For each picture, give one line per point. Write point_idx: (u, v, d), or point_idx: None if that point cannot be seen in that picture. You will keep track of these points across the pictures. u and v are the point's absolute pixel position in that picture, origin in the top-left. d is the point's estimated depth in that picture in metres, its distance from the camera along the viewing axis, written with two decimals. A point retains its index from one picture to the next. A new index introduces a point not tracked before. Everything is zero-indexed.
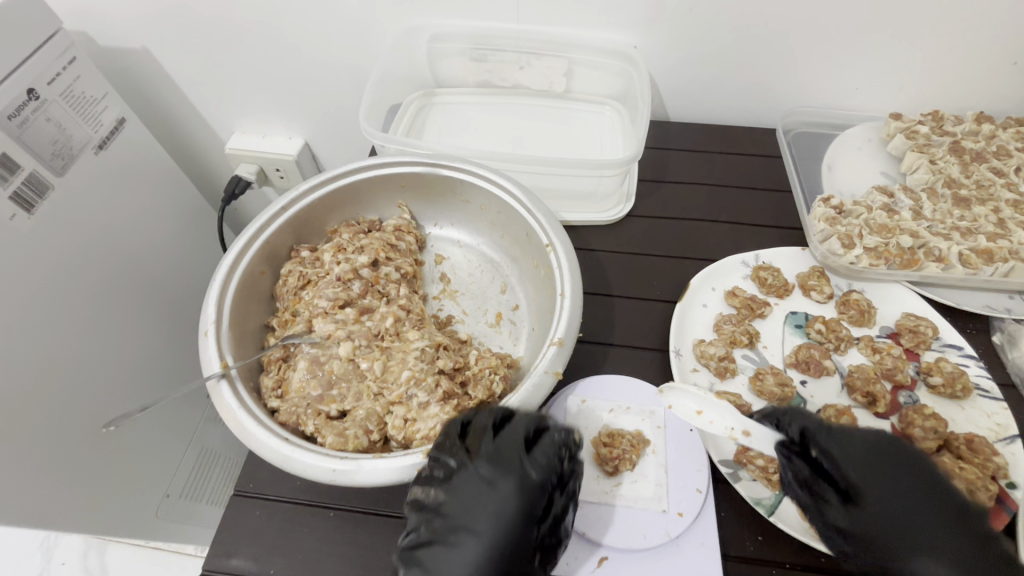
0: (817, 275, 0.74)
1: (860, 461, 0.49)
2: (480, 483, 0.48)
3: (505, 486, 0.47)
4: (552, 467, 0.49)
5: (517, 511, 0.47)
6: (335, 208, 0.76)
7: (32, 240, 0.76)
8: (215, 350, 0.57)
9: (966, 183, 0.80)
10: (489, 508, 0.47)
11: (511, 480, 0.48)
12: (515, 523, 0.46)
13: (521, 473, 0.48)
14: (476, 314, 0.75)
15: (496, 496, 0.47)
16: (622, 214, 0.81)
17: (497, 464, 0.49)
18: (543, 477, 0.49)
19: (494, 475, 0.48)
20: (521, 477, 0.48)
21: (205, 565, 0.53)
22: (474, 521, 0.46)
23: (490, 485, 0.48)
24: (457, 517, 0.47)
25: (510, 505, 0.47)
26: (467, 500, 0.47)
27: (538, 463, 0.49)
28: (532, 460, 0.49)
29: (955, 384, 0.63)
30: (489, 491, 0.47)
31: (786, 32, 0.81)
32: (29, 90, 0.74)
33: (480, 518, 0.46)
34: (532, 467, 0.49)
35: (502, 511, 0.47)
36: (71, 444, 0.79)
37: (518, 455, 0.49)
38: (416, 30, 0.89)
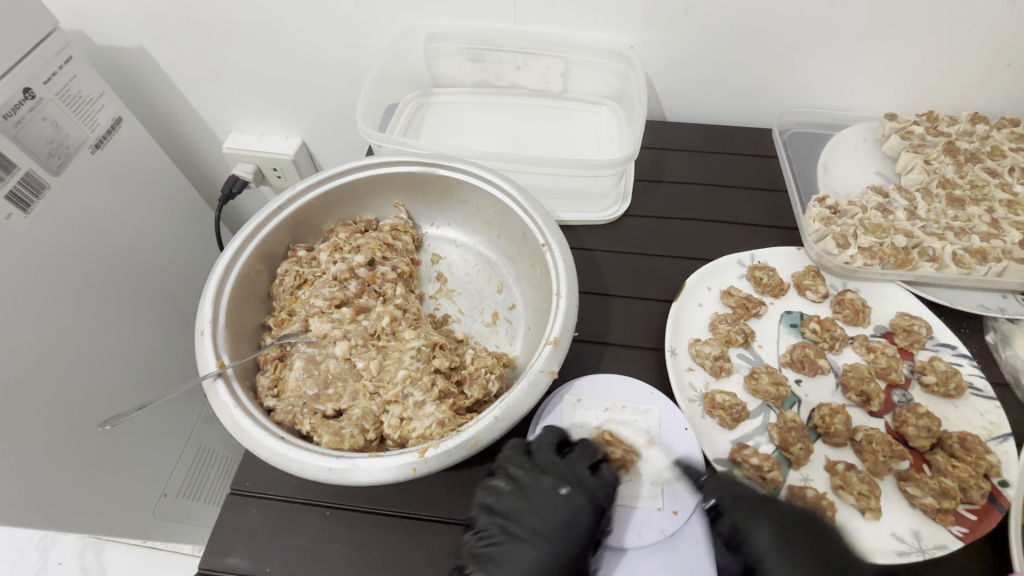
0: (812, 274, 0.74)
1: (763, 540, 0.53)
2: (557, 497, 0.55)
3: (578, 501, 0.55)
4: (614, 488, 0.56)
5: (588, 526, 0.54)
6: (332, 207, 0.76)
7: (28, 239, 0.76)
8: (211, 349, 0.58)
9: (960, 184, 0.81)
10: (563, 518, 0.54)
11: (583, 496, 0.55)
12: (585, 534, 0.53)
13: (592, 492, 0.55)
14: (472, 313, 0.75)
15: (571, 511, 0.54)
16: (618, 213, 0.82)
17: (573, 482, 0.56)
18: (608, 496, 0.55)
19: (570, 492, 0.55)
20: (590, 495, 0.55)
21: (202, 564, 0.53)
22: (550, 528, 0.54)
23: (563, 498, 0.55)
24: (535, 526, 0.54)
25: (583, 519, 0.54)
26: (546, 511, 0.55)
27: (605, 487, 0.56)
28: (600, 482, 0.56)
29: (948, 383, 0.63)
30: (563, 504, 0.55)
31: (781, 33, 0.81)
32: (25, 89, 0.74)
33: (557, 528, 0.54)
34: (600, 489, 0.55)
35: (577, 523, 0.54)
36: (69, 445, 0.79)
37: (587, 477, 0.56)
38: (413, 30, 0.89)
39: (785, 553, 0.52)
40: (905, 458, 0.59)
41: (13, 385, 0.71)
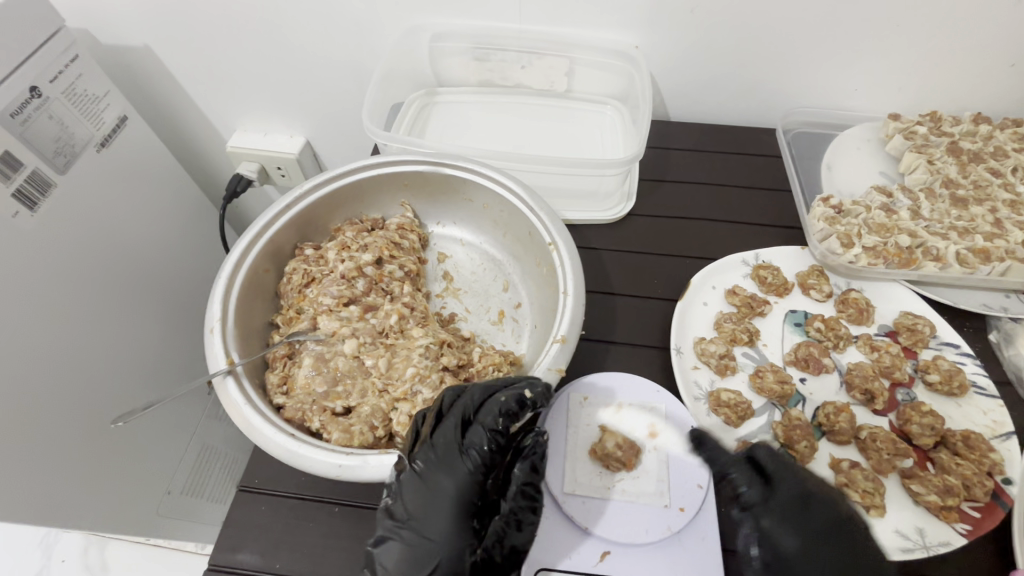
0: (817, 273, 0.74)
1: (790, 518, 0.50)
2: (421, 484, 0.49)
3: (442, 478, 0.50)
4: (485, 446, 0.52)
5: (458, 500, 0.49)
6: (339, 206, 0.76)
7: (34, 237, 0.76)
8: (221, 346, 0.58)
9: (963, 183, 0.81)
10: (431, 500, 0.49)
11: (445, 473, 0.50)
12: (455, 508, 0.49)
13: (456, 464, 0.51)
14: (478, 312, 0.75)
15: (434, 491, 0.49)
16: (623, 213, 0.82)
17: (433, 460, 0.50)
18: (474, 464, 0.51)
19: (428, 470, 0.50)
20: (455, 467, 0.51)
21: (212, 560, 0.54)
22: (422, 513, 0.48)
23: (428, 478, 0.50)
24: (407, 516, 0.48)
25: (450, 496, 0.49)
26: (417, 500, 0.49)
27: (471, 452, 0.52)
28: (467, 449, 0.52)
29: (952, 381, 0.64)
30: (428, 484, 0.49)
31: (785, 34, 0.81)
32: (31, 87, 0.74)
33: (429, 513, 0.48)
34: (466, 454, 0.51)
35: (446, 504, 0.49)
36: (75, 442, 0.79)
37: (451, 453, 0.51)
38: (419, 30, 0.90)
39: (808, 526, 0.50)
40: (910, 456, 0.60)
41: (17, 380, 0.71)
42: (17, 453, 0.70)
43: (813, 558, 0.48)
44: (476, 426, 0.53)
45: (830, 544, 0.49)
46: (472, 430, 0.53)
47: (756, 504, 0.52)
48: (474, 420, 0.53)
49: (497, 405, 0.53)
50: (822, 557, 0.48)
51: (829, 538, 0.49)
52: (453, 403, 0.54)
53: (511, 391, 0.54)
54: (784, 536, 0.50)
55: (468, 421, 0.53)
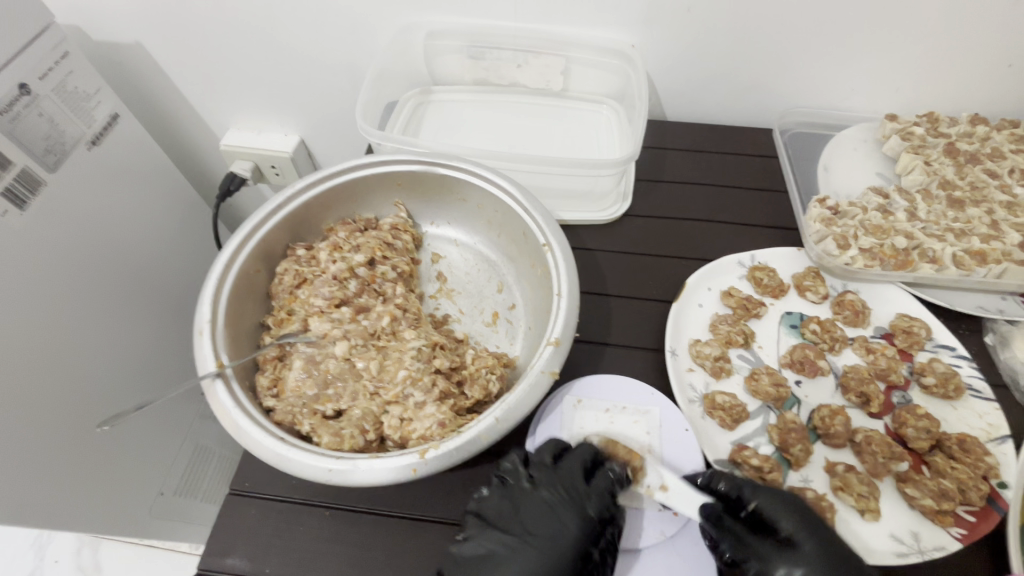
0: (812, 275, 0.74)
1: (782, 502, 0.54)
2: (543, 503, 0.54)
3: (565, 512, 0.54)
4: (604, 499, 0.54)
5: (570, 538, 0.52)
6: (331, 206, 0.75)
7: (24, 236, 0.75)
8: (210, 349, 0.57)
9: (960, 185, 0.81)
10: (550, 530, 0.53)
11: (570, 507, 0.54)
12: (572, 544, 0.52)
13: (582, 500, 0.54)
14: (472, 313, 0.75)
15: (557, 522, 0.53)
16: (618, 213, 0.81)
17: (559, 487, 0.54)
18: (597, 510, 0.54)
19: (557, 502, 0.54)
20: (579, 505, 0.54)
21: (201, 564, 0.53)
22: (536, 539, 0.52)
23: (553, 509, 0.54)
24: (518, 526, 0.53)
25: (569, 531, 0.52)
26: (529, 518, 0.54)
27: (595, 499, 0.54)
28: (590, 491, 0.55)
29: (948, 384, 0.64)
30: (553, 515, 0.54)
31: (783, 33, 0.81)
32: (20, 84, 0.73)
33: (540, 540, 0.52)
34: (590, 500, 0.54)
35: (560, 533, 0.53)
36: (68, 445, 0.79)
37: (576, 485, 0.55)
38: (413, 27, 0.89)
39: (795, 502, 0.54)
40: (905, 459, 0.59)
41: (10, 380, 0.71)
42: (14, 452, 0.70)
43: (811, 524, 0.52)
44: (604, 477, 0.56)
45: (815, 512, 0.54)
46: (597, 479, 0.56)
47: (747, 487, 0.55)
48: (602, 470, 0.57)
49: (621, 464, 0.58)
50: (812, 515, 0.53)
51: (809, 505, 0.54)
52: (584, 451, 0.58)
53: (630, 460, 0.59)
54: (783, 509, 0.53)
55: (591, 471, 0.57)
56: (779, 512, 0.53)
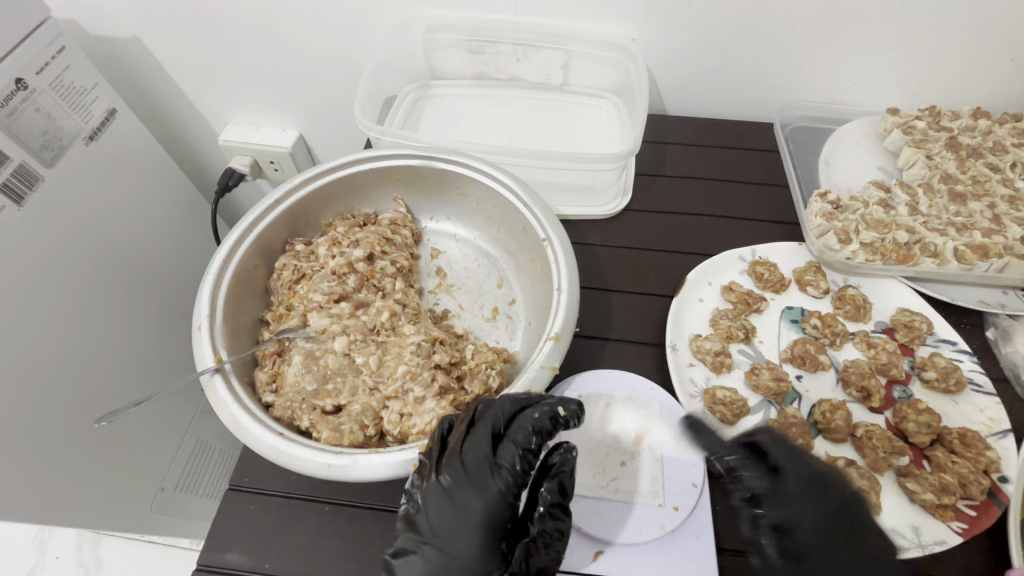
0: (814, 269, 0.74)
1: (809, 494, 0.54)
2: (449, 497, 0.49)
3: (468, 498, 0.49)
4: (514, 468, 0.50)
5: (487, 520, 0.48)
6: (330, 201, 0.75)
7: (21, 231, 0.75)
8: (208, 344, 0.57)
9: (961, 179, 0.81)
10: (456, 522, 0.48)
11: (472, 492, 0.49)
12: (484, 532, 0.48)
13: (486, 481, 0.50)
14: (472, 308, 0.74)
15: (462, 510, 0.48)
16: (619, 208, 0.81)
17: (461, 474, 0.49)
18: (503, 483, 0.50)
19: (457, 488, 0.49)
20: (483, 487, 0.49)
21: (200, 560, 0.53)
22: (449, 534, 0.48)
23: (454, 499, 0.49)
24: (434, 530, 0.48)
25: (479, 515, 0.48)
26: (441, 516, 0.48)
27: (502, 471, 0.50)
28: (497, 467, 0.50)
29: (948, 379, 0.64)
30: (454, 504, 0.49)
31: (784, 27, 0.80)
32: (17, 79, 0.73)
33: (453, 533, 0.48)
34: (496, 474, 0.50)
35: (474, 523, 0.48)
36: (68, 442, 0.78)
37: (479, 467, 0.50)
38: (412, 22, 0.88)
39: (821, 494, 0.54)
40: (905, 453, 0.59)
41: (10, 376, 0.70)
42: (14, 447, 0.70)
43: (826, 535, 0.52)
44: (507, 444, 0.51)
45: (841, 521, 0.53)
46: (503, 447, 0.51)
47: (771, 489, 0.55)
48: (506, 437, 0.51)
49: (530, 422, 0.51)
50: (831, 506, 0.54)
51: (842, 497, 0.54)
52: (483, 416, 0.52)
53: (543, 407, 0.51)
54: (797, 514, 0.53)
55: (498, 438, 0.51)
56: (798, 504, 0.54)
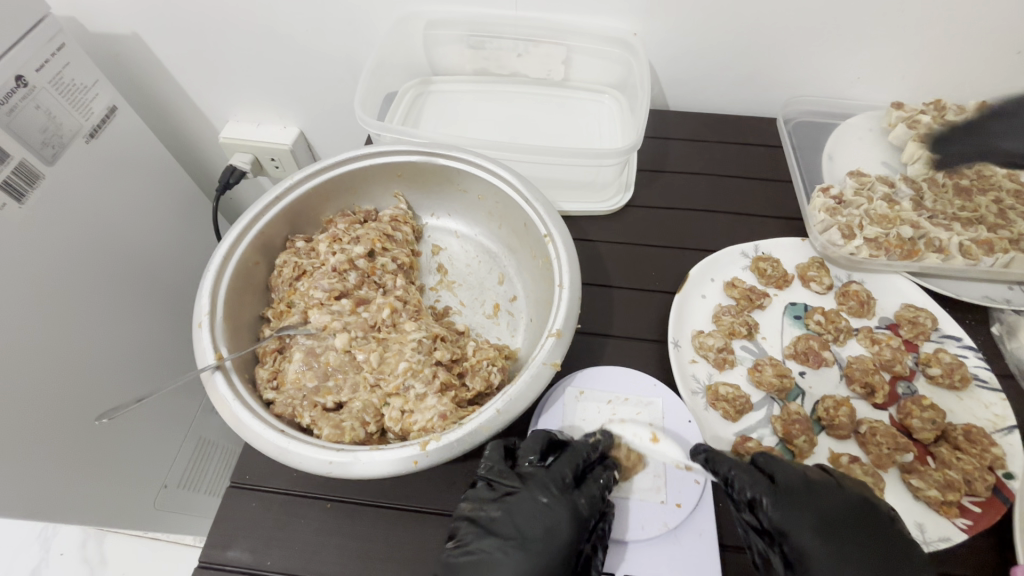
0: (817, 265, 0.73)
1: (806, 519, 0.50)
2: (538, 505, 0.52)
3: (561, 512, 0.51)
4: (596, 496, 0.52)
5: (570, 538, 0.50)
6: (330, 198, 0.75)
7: (21, 229, 0.74)
8: (209, 341, 0.57)
9: (966, 174, 0.80)
10: (541, 531, 0.50)
11: (565, 508, 0.51)
12: (566, 546, 0.50)
13: (575, 500, 0.52)
14: (473, 305, 0.74)
15: (549, 522, 0.51)
16: (620, 204, 0.81)
17: (554, 489, 0.52)
18: (592, 506, 0.52)
19: (551, 501, 0.52)
20: (573, 506, 0.51)
21: (202, 557, 0.53)
22: (528, 541, 0.50)
23: (546, 509, 0.51)
24: (515, 534, 0.50)
25: (567, 530, 0.50)
26: (528, 523, 0.51)
27: (588, 495, 0.52)
28: (583, 492, 0.53)
29: (953, 375, 0.63)
30: (544, 515, 0.51)
31: (787, 21, 0.80)
32: (16, 77, 0.73)
33: (538, 540, 0.50)
34: (585, 499, 0.52)
35: (559, 538, 0.50)
36: (70, 439, 0.78)
37: (569, 484, 0.53)
38: (412, 18, 0.88)
39: (826, 516, 0.50)
40: (911, 450, 0.58)
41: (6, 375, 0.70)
42: (17, 445, 0.70)
43: (833, 542, 0.49)
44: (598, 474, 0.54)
45: (848, 526, 0.49)
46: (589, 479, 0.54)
47: (761, 494, 0.52)
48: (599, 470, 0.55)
49: (609, 471, 0.55)
50: (837, 528, 0.49)
51: (846, 518, 0.50)
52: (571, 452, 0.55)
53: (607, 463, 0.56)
54: (796, 523, 0.50)
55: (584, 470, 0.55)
56: (795, 523, 0.50)
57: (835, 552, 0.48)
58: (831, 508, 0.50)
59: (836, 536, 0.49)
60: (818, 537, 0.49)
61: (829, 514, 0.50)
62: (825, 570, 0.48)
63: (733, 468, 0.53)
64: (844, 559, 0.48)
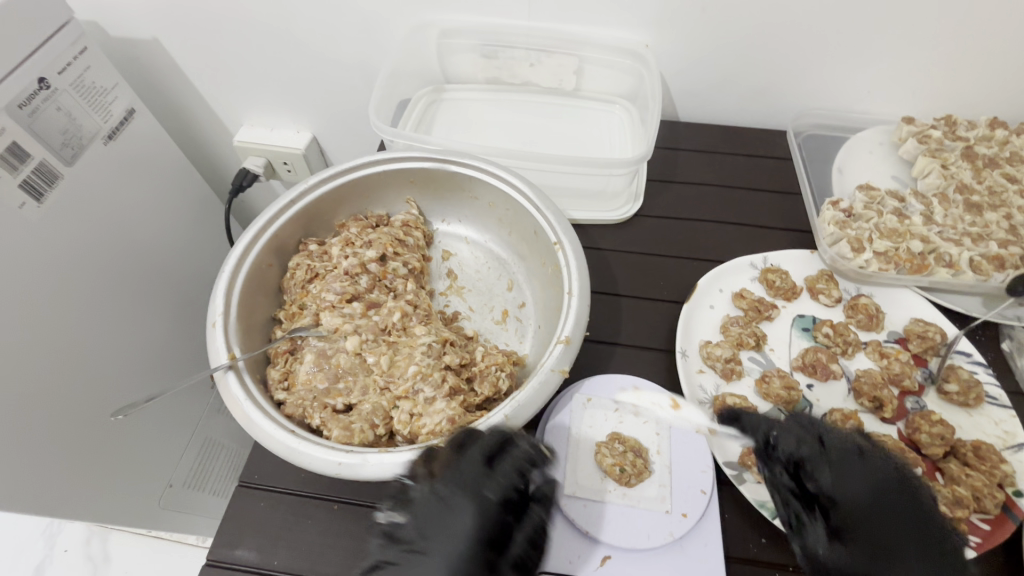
0: (825, 278, 0.74)
1: (857, 487, 0.50)
2: (440, 503, 0.50)
3: (462, 507, 0.49)
4: (507, 482, 0.51)
5: (478, 530, 0.48)
6: (343, 203, 0.76)
7: (39, 228, 0.76)
8: (222, 340, 0.58)
9: (977, 189, 0.79)
10: (446, 531, 0.48)
11: (467, 501, 0.50)
12: (474, 541, 0.48)
13: (479, 491, 0.50)
14: (482, 311, 0.75)
15: (455, 517, 0.49)
16: (630, 213, 0.81)
17: (457, 483, 0.50)
18: (500, 494, 0.50)
19: (451, 495, 0.50)
20: (478, 496, 0.50)
21: (210, 555, 0.53)
22: (435, 542, 0.48)
23: (449, 506, 0.49)
24: (419, 538, 0.49)
25: (471, 523, 0.48)
26: (430, 521, 0.49)
27: (496, 482, 0.50)
28: (491, 481, 0.50)
29: (969, 393, 0.63)
30: (448, 512, 0.49)
31: (797, 35, 0.80)
32: (40, 79, 0.75)
33: (442, 538, 0.48)
34: (489, 486, 0.50)
35: (463, 533, 0.48)
36: (76, 434, 0.79)
37: (475, 476, 0.50)
38: (427, 26, 0.89)
39: (876, 485, 0.49)
40: (918, 465, 0.59)
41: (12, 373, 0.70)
42: (19, 439, 0.71)
43: (880, 513, 0.48)
44: (516, 452, 0.52)
45: (900, 500, 0.49)
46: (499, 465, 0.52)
47: (814, 458, 0.52)
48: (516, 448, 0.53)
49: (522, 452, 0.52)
50: (889, 499, 0.49)
51: (900, 490, 0.49)
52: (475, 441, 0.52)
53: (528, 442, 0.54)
54: (849, 489, 0.50)
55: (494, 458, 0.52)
56: (840, 487, 0.50)
57: (885, 520, 0.48)
58: (886, 477, 0.50)
59: (886, 505, 0.49)
60: (864, 504, 0.49)
61: (881, 485, 0.49)
62: (873, 540, 0.47)
63: (779, 429, 0.55)
64: (890, 529, 0.48)
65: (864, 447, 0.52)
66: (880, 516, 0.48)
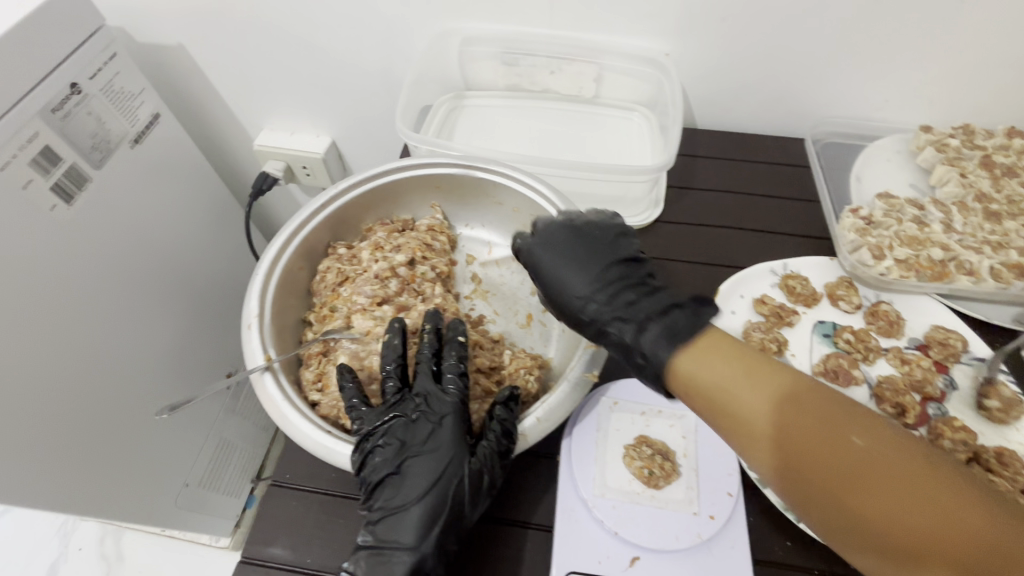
0: (845, 284, 0.75)
1: (580, 261, 0.59)
2: (408, 418, 0.57)
3: (432, 415, 0.57)
4: (459, 383, 0.59)
5: (455, 423, 0.56)
6: (371, 207, 0.77)
7: (69, 229, 0.77)
8: (258, 343, 0.59)
9: (996, 199, 0.79)
10: (427, 436, 0.56)
11: (434, 409, 0.57)
12: (454, 434, 0.56)
13: (439, 397, 0.58)
14: (507, 314, 0.75)
15: (429, 422, 0.56)
16: (649, 219, 0.82)
17: (418, 398, 0.58)
18: (456, 397, 0.58)
19: (418, 407, 0.57)
20: (441, 404, 0.57)
21: (245, 553, 0.54)
22: (422, 447, 0.55)
23: (417, 417, 0.57)
24: (405, 451, 0.55)
25: (448, 422, 0.56)
26: (410, 431, 0.56)
27: (449, 386, 0.59)
28: (444, 387, 0.59)
29: (1010, 411, 0.62)
30: (419, 423, 0.56)
31: (815, 44, 0.82)
32: (72, 84, 0.76)
33: (427, 440, 0.55)
34: (445, 390, 0.58)
35: (444, 435, 0.55)
36: (98, 433, 0.81)
37: (428, 387, 0.58)
38: (450, 34, 0.91)
39: (591, 258, 0.59)
40: None
41: (42, 371, 0.72)
42: (44, 432, 0.72)
43: (600, 273, 0.58)
44: (448, 364, 0.60)
45: (594, 263, 0.59)
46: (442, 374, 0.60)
47: (540, 255, 0.61)
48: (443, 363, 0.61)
49: (456, 353, 0.61)
50: (586, 269, 0.59)
51: (599, 257, 0.59)
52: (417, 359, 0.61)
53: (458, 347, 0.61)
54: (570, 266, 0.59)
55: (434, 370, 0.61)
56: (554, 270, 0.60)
57: (604, 280, 0.58)
58: (584, 251, 0.60)
59: (600, 271, 0.58)
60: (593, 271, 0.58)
61: (593, 256, 0.59)
62: (605, 296, 0.57)
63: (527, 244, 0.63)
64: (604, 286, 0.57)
65: (577, 228, 0.62)
66: (603, 278, 0.58)
